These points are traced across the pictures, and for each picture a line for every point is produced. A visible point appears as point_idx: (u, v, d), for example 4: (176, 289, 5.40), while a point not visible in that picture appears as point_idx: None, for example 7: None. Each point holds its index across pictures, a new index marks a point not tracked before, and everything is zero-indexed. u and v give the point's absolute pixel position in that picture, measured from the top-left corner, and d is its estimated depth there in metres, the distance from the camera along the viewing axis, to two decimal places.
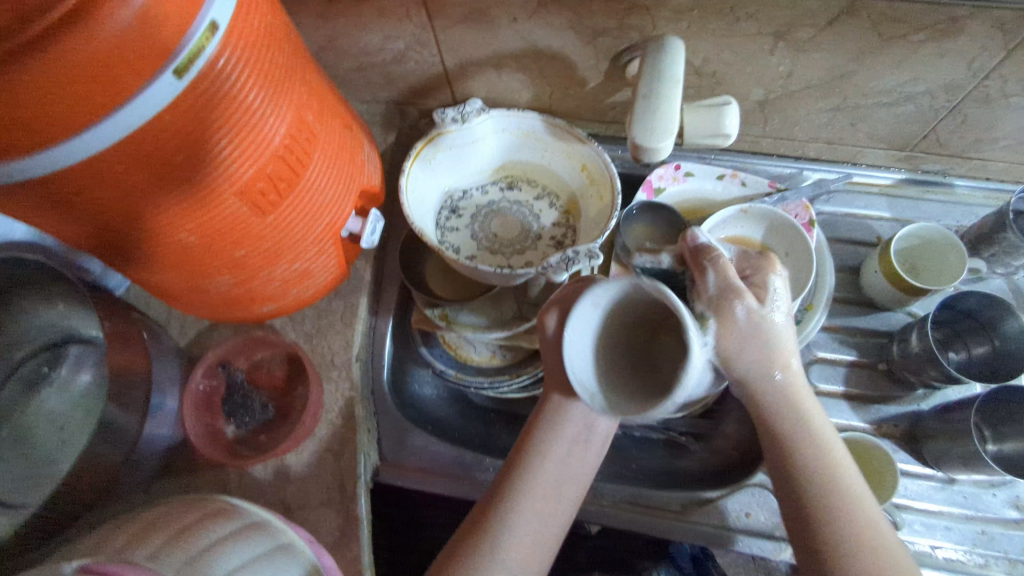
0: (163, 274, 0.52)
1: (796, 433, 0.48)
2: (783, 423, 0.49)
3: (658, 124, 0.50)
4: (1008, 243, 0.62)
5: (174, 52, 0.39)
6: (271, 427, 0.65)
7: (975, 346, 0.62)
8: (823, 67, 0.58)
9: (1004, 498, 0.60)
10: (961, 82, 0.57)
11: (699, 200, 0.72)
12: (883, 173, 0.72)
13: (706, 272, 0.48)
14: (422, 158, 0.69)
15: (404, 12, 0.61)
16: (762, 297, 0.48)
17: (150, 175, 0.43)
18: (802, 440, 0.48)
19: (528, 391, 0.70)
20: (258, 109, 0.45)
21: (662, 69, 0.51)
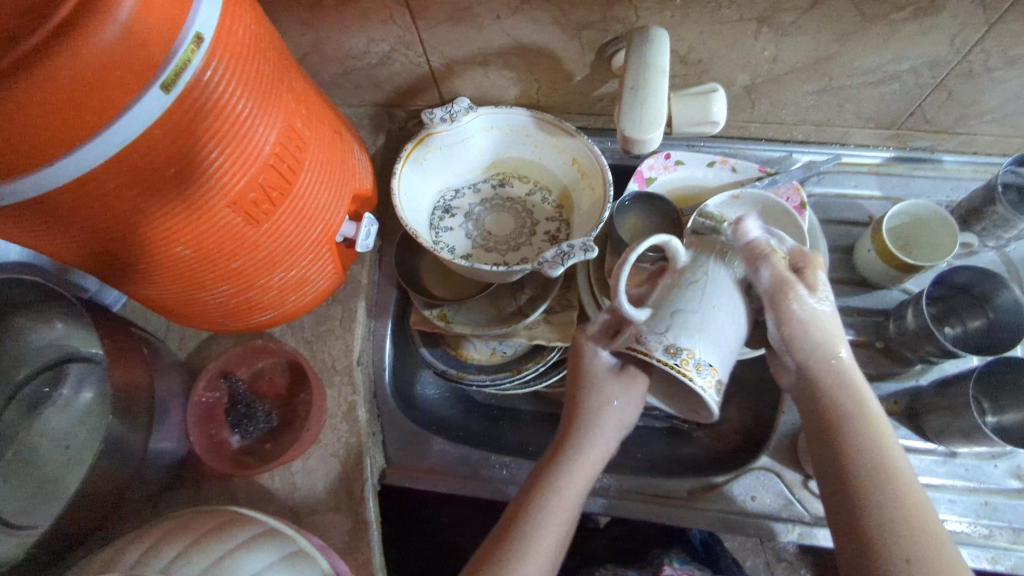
0: (159, 287, 0.52)
1: (860, 433, 0.47)
2: (847, 417, 0.47)
3: (647, 114, 0.50)
4: (998, 216, 0.63)
5: (160, 66, 0.39)
6: (277, 434, 0.65)
7: (971, 319, 0.63)
8: (807, 50, 0.58)
9: (1006, 469, 0.61)
10: (945, 58, 0.57)
11: (692, 188, 0.72)
12: (872, 152, 0.72)
13: (758, 269, 0.48)
14: (414, 160, 0.69)
15: (387, 15, 0.61)
16: (817, 286, 0.49)
17: (141, 189, 0.43)
18: (864, 439, 0.46)
19: (529, 386, 0.70)
20: (248, 118, 0.45)
21: (647, 59, 0.51)
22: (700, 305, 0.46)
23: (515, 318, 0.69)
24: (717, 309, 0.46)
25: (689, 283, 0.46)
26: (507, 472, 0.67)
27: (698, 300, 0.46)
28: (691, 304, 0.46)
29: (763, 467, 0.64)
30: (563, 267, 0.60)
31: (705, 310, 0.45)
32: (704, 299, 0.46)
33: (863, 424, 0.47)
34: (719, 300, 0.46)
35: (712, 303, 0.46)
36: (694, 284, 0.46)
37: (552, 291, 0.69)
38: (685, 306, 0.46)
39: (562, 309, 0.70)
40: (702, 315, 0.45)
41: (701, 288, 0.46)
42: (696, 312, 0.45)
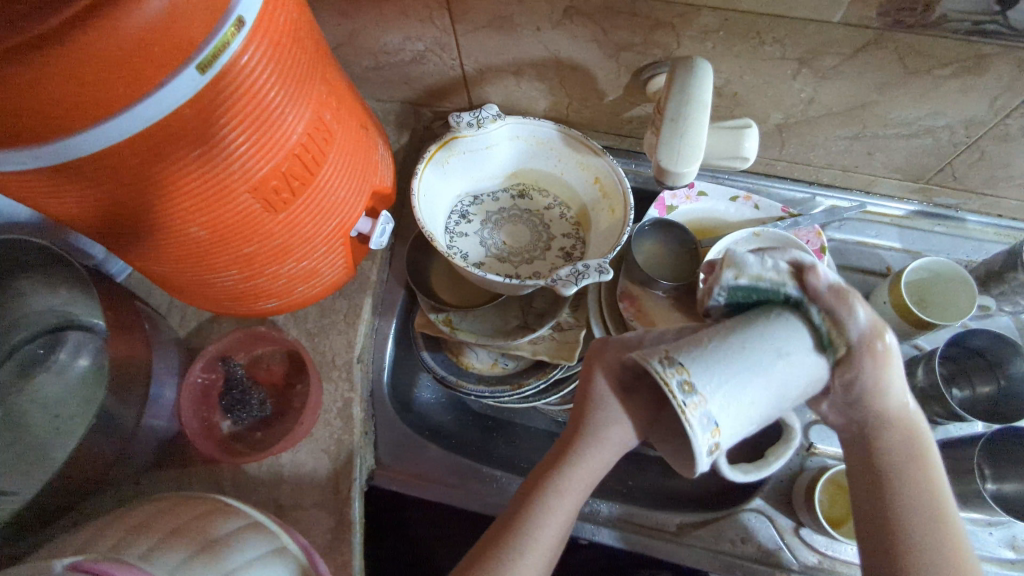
0: (168, 264, 0.52)
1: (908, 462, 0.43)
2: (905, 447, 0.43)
3: (678, 146, 0.49)
4: (1018, 282, 0.61)
5: (198, 47, 0.38)
6: (268, 424, 0.65)
7: (980, 384, 0.62)
8: (844, 96, 0.58)
9: (1000, 538, 0.60)
10: (983, 118, 0.57)
11: (710, 220, 0.71)
12: (897, 203, 0.71)
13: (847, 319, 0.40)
14: (436, 162, 0.69)
15: (427, 15, 0.61)
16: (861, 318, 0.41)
17: (161, 165, 0.42)
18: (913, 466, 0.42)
19: (528, 402, 0.69)
20: (278, 106, 0.45)
21: (689, 92, 0.50)
22: (787, 353, 0.38)
23: (521, 332, 0.69)
24: (764, 418, 0.39)
25: (707, 453, 0.36)
26: (498, 486, 0.66)
27: (734, 422, 0.37)
28: (783, 341, 0.38)
29: (755, 509, 0.63)
30: (575, 286, 0.60)
31: (747, 421, 0.38)
32: (740, 420, 0.38)
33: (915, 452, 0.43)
34: (743, 416, 0.37)
35: (743, 431, 0.38)
36: (715, 449, 0.37)
37: (561, 307, 0.68)
38: (736, 376, 0.37)
39: (569, 327, 0.69)
40: (753, 394, 0.37)
41: (710, 406, 0.36)
42: (779, 378, 0.38)
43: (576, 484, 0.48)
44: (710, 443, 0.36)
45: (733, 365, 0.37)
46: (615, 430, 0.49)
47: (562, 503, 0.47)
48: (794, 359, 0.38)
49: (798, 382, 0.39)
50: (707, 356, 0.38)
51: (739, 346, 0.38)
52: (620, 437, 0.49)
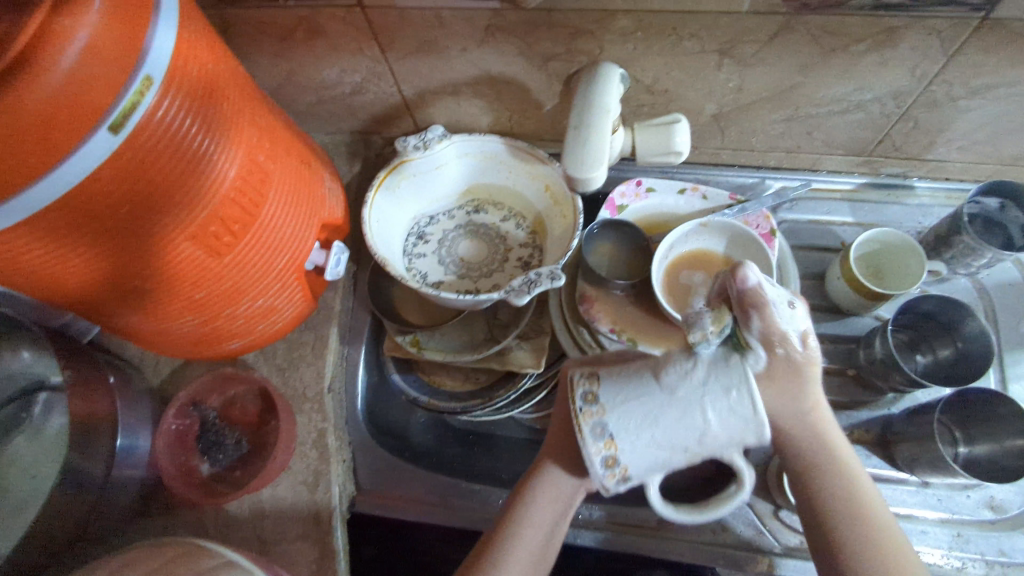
0: (123, 317, 0.53)
1: (831, 467, 0.45)
2: (821, 451, 0.44)
3: (580, 154, 0.47)
4: (964, 245, 0.61)
5: (108, 109, 0.39)
6: (247, 462, 0.65)
7: (940, 348, 0.62)
8: (770, 81, 0.59)
9: (978, 500, 0.60)
10: (908, 88, 0.58)
11: (662, 215, 0.71)
12: (844, 178, 0.72)
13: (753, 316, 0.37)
14: (387, 187, 0.70)
15: (356, 47, 0.62)
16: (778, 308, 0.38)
17: (93, 224, 0.44)
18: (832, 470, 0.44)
19: (502, 413, 0.69)
20: (203, 155, 0.46)
21: (592, 100, 0.49)
22: (704, 382, 0.37)
23: (488, 344, 0.70)
24: (682, 447, 0.38)
25: (601, 463, 0.38)
26: (478, 500, 0.67)
27: (634, 442, 0.38)
28: (730, 372, 0.37)
29: (733, 496, 0.63)
30: (528, 295, 0.61)
31: (651, 447, 0.38)
32: (644, 443, 0.38)
33: (828, 448, 0.44)
34: (645, 437, 0.38)
35: (655, 457, 0.38)
36: (610, 460, 0.38)
37: (523, 318, 0.70)
38: (636, 407, 0.38)
39: (535, 334, 0.71)
40: (656, 424, 0.38)
41: (606, 418, 0.38)
42: (684, 410, 0.37)
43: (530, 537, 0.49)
44: (602, 451, 0.38)
45: (640, 391, 0.38)
46: (566, 480, 0.50)
47: (520, 554, 0.48)
48: (738, 393, 0.36)
49: (711, 427, 0.37)
50: (624, 377, 0.39)
51: (650, 377, 0.39)
52: (571, 492, 0.50)
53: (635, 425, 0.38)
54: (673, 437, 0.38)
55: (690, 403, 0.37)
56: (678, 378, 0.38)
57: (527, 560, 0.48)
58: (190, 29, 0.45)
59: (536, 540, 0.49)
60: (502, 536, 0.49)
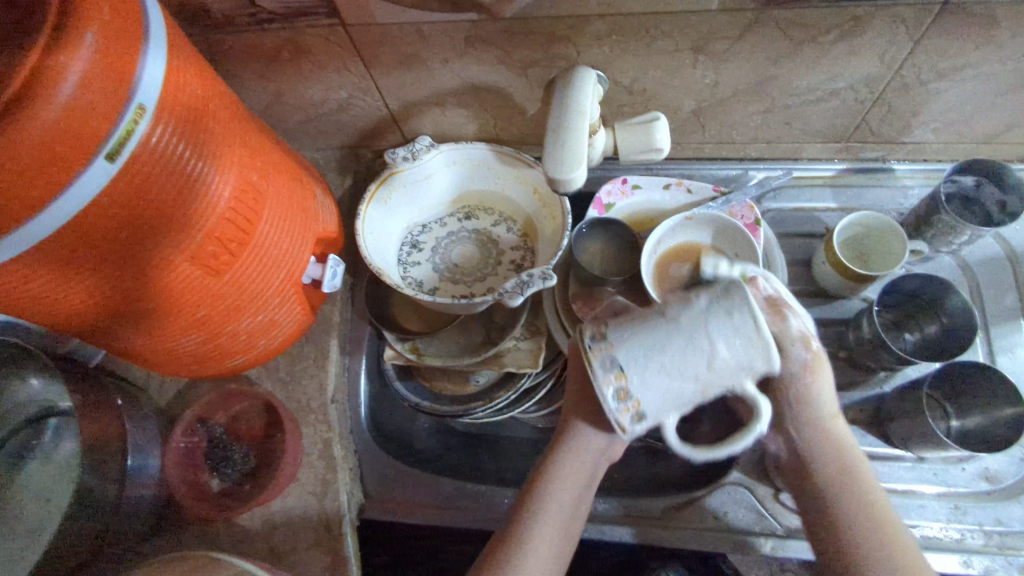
0: (128, 339, 0.55)
1: (844, 469, 0.50)
2: (830, 461, 0.51)
3: (555, 158, 0.48)
4: (945, 224, 0.63)
5: (104, 139, 0.41)
6: (255, 475, 0.66)
7: (927, 325, 0.64)
8: (745, 75, 0.61)
9: (973, 472, 0.62)
10: (879, 74, 0.59)
11: (650, 211, 0.73)
12: (825, 165, 0.74)
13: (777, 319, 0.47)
14: (379, 199, 0.72)
15: (340, 65, 0.64)
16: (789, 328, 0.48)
17: (95, 250, 0.46)
18: (840, 471, 0.50)
19: (504, 413, 0.70)
20: (199, 178, 0.48)
21: (568, 104, 0.50)
22: (704, 312, 0.41)
23: (486, 347, 0.72)
24: (693, 374, 0.41)
25: (613, 397, 0.41)
26: (484, 500, 0.68)
27: (644, 373, 0.41)
28: (729, 304, 0.40)
29: (734, 482, 0.65)
30: (522, 296, 0.63)
31: (660, 377, 0.41)
32: (655, 373, 0.41)
33: (839, 453, 0.51)
34: (654, 365, 0.41)
35: (666, 387, 0.41)
36: (622, 392, 0.41)
37: (519, 319, 0.71)
38: (645, 339, 0.41)
39: (531, 335, 0.72)
40: (664, 353, 0.41)
41: (616, 352, 0.42)
42: (690, 337, 0.40)
43: (568, 482, 0.53)
44: (613, 383, 0.41)
45: (646, 326, 0.42)
46: (593, 440, 0.54)
47: (553, 507, 0.52)
48: (740, 319, 0.40)
49: (717, 352, 0.40)
50: (629, 316, 0.43)
51: (657, 313, 0.42)
52: (601, 444, 0.54)
53: (643, 353, 0.41)
54: (683, 363, 0.41)
55: (696, 330, 0.40)
56: (682, 311, 0.41)
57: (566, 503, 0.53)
58: (178, 57, 0.47)
59: (574, 485, 0.53)
60: (536, 493, 0.53)
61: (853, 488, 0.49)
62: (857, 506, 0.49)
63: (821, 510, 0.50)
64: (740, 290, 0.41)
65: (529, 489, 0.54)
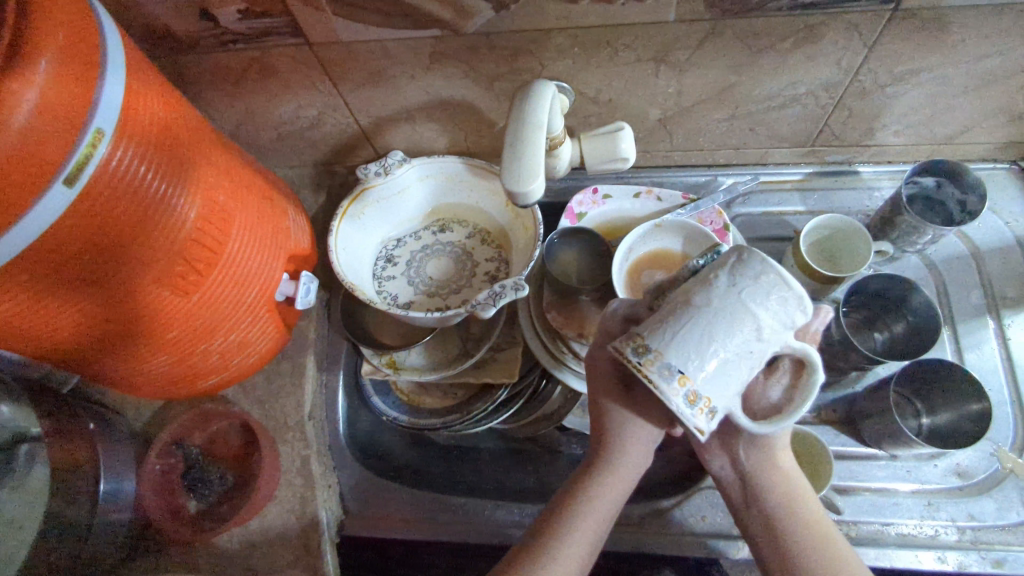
0: (97, 362, 0.54)
1: (793, 502, 0.48)
2: (779, 490, 0.48)
3: (512, 166, 0.49)
4: (908, 224, 0.64)
5: (62, 164, 0.41)
6: (232, 495, 0.66)
7: (894, 324, 0.65)
8: (707, 83, 0.62)
9: (945, 468, 0.62)
10: (837, 79, 0.60)
11: (620, 220, 0.73)
12: (792, 170, 0.75)
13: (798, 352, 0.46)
14: (352, 215, 0.72)
15: (308, 83, 0.64)
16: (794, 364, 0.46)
17: (59, 274, 0.45)
18: (789, 500, 0.48)
19: (482, 425, 0.69)
20: (162, 199, 0.48)
21: (525, 118, 0.50)
22: (732, 287, 0.39)
23: (462, 359, 0.71)
24: (746, 349, 0.39)
25: (686, 403, 0.38)
26: (464, 513, 0.68)
27: (704, 369, 0.38)
28: (752, 267, 0.39)
29: (711, 486, 0.65)
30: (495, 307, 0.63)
31: (718, 362, 0.38)
32: (716, 366, 0.38)
33: (785, 481, 0.49)
34: (711, 354, 0.38)
35: (727, 371, 0.39)
36: (692, 396, 0.38)
37: (494, 330, 0.72)
38: (692, 337, 0.38)
39: (507, 346, 0.73)
40: (715, 339, 0.38)
41: (667, 358, 0.38)
42: (733, 314, 0.38)
43: (612, 484, 0.49)
44: (681, 391, 0.38)
45: (682, 322, 0.39)
46: (644, 437, 0.50)
47: (594, 510, 0.49)
48: (773, 280, 0.39)
49: (760, 320, 0.38)
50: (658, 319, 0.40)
51: (684, 306, 0.39)
52: (645, 441, 0.51)
53: (695, 348, 0.38)
54: (736, 339, 0.38)
55: (739, 306, 0.38)
56: (713, 296, 0.39)
57: (608, 507, 0.49)
58: (139, 79, 0.47)
59: (617, 488, 0.50)
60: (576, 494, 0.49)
61: (801, 518, 0.48)
62: (807, 535, 0.47)
63: (769, 539, 0.48)
64: (754, 253, 0.39)
65: (574, 486, 0.50)
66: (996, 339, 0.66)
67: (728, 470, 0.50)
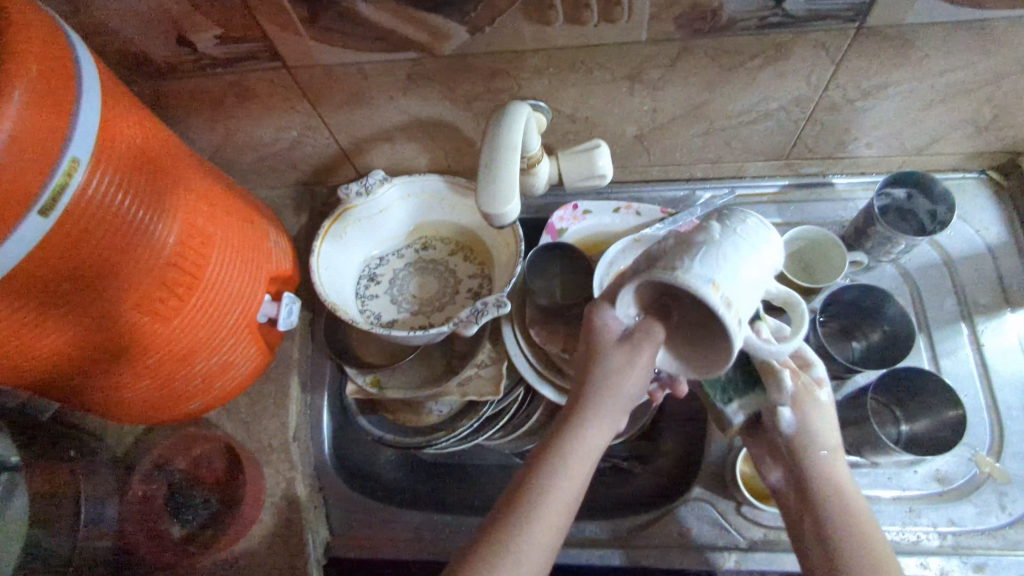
0: (77, 390, 0.54)
1: (841, 497, 0.52)
2: (829, 487, 0.52)
3: (490, 190, 0.50)
4: (881, 235, 0.65)
5: (37, 194, 0.41)
6: (217, 520, 0.65)
7: (871, 333, 0.67)
8: (681, 100, 0.63)
9: (926, 475, 0.63)
10: (808, 95, 0.61)
11: (602, 234, 0.74)
12: (768, 182, 0.76)
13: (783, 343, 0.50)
14: (334, 235, 0.72)
15: (288, 105, 0.65)
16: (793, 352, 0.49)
17: (36, 302, 0.45)
18: (836, 494, 0.52)
19: (467, 442, 0.71)
20: (140, 225, 0.48)
21: (501, 140, 0.51)
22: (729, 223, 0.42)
23: (447, 377, 0.72)
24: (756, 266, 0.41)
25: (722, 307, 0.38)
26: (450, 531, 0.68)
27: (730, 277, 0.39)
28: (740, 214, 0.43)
29: (696, 497, 0.65)
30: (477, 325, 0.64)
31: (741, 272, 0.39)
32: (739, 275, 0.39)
33: (837, 483, 0.52)
34: (733, 264, 0.39)
35: (747, 282, 0.39)
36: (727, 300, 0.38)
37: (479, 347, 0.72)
38: (712, 252, 0.39)
39: (491, 362, 0.71)
40: (731, 252, 0.39)
41: (698, 269, 0.38)
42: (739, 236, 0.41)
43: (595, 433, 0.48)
44: (718, 296, 0.38)
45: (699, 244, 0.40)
46: (635, 382, 0.48)
47: (578, 458, 0.48)
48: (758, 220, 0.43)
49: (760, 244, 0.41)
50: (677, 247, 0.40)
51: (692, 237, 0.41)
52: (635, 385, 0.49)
53: (719, 258, 0.39)
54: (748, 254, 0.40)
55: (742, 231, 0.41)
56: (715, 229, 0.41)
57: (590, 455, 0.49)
58: (115, 107, 0.47)
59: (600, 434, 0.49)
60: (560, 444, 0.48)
61: (844, 512, 0.51)
62: (848, 525, 0.50)
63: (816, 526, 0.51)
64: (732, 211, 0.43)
65: (556, 435, 0.49)
66: (970, 345, 0.67)
67: (784, 482, 0.57)
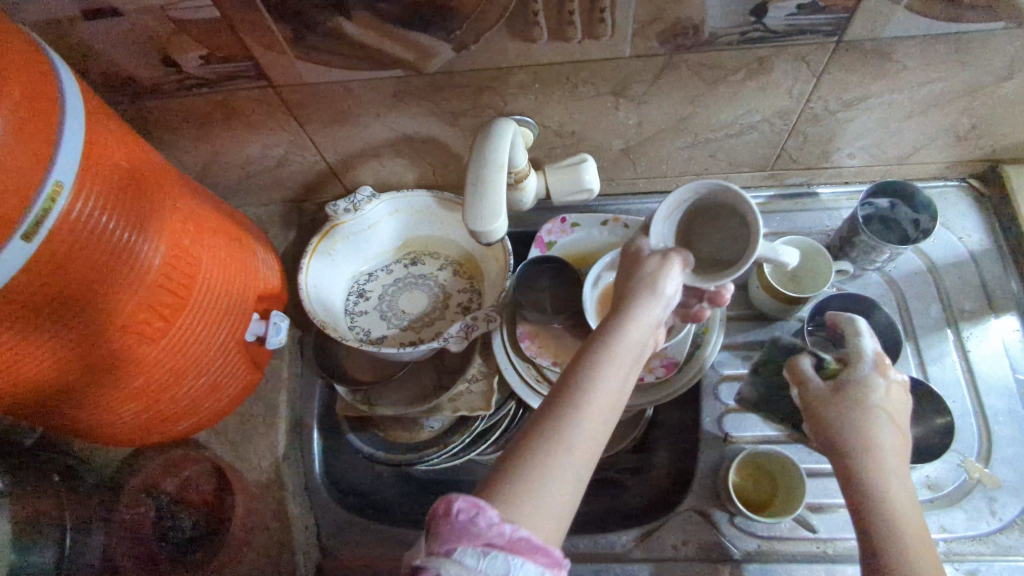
0: (63, 415, 0.53)
1: (880, 487, 0.48)
2: (870, 476, 0.49)
3: (474, 204, 0.50)
4: (866, 243, 0.65)
5: (19, 220, 0.41)
6: (205, 542, 0.65)
7: None
8: (667, 113, 0.63)
9: (916, 481, 0.63)
10: (791, 107, 0.62)
11: (589, 246, 0.74)
12: (754, 193, 0.77)
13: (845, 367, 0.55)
14: (322, 252, 0.72)
15: (274, 124, 0.65)
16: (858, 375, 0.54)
17: (20, 326, 0.45)
18: (880, 489, 0.48)
19: (460, 457, 0.70)
20: (125, 248, 0.48)
21: (487, 156, 0.51)
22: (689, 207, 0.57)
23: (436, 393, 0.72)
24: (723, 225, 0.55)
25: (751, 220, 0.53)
26: None
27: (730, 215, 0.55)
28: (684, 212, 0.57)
29: (689, 509, 0.65)
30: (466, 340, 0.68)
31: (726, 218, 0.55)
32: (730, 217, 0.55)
33: (882, 477, 0.48)
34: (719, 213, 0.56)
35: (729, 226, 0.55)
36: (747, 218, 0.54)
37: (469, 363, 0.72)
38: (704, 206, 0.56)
39: (484, 374, 0.72)
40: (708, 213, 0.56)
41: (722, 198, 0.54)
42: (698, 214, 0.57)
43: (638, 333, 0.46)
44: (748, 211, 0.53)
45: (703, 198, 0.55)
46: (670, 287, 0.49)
47: (623, 355, 0.44)
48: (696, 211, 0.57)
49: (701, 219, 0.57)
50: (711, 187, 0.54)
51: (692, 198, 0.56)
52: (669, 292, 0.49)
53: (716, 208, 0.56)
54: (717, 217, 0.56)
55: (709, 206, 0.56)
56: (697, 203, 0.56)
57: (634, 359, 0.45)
58: (99, 131, 0.47)
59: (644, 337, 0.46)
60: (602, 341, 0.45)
61: (893, 508, 0.47)
62: (890, 519, 0.46)
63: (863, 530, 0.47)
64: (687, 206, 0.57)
65: (597, 338, 0.45)
66: (956, 351, 0.68)
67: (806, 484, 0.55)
